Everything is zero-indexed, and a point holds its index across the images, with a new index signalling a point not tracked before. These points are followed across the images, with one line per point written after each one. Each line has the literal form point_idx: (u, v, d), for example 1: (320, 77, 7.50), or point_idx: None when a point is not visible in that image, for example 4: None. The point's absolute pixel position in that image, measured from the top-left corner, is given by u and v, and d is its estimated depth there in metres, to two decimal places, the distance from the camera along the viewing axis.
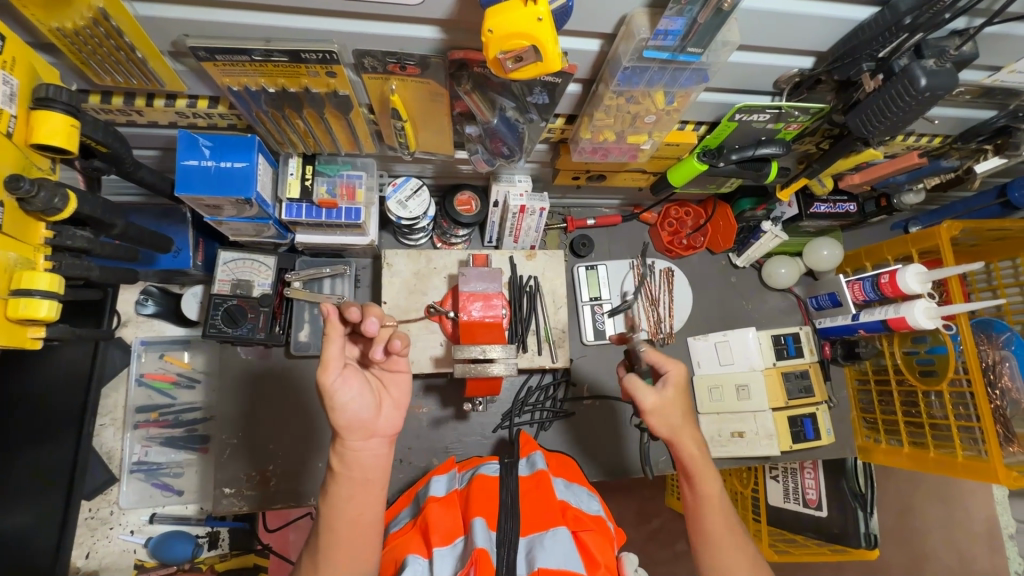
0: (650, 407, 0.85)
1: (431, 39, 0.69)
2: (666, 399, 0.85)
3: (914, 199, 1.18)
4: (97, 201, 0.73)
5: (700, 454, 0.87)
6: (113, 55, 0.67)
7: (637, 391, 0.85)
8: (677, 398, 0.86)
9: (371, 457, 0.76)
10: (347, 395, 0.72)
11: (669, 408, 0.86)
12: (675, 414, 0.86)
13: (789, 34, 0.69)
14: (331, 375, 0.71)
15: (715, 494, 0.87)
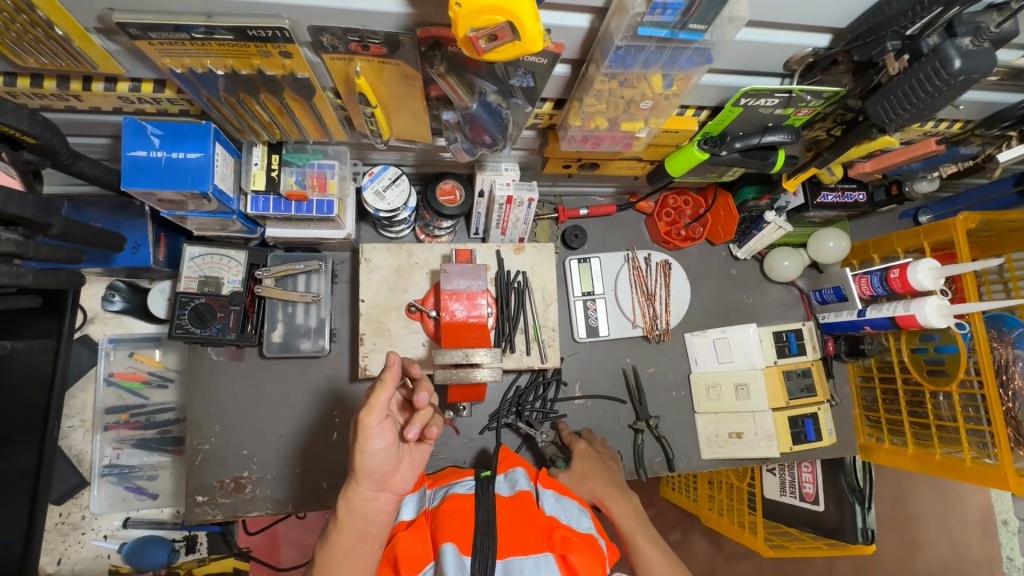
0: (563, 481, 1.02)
1: (397, 13, 0.60)
2: (577, 468, 1.03)
3: (927, 186, 1.10)
4: (27, 200, 0.66)
5: (626, 508, 0.96)
6: (31, 34, 0.59)
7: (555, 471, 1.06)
8: (586, 467, 1.03)
9: (376, 509, 0.70)
10: (375, 443, 0.68)
11: (583, 471, 1.02)
12: (590, 479, 1.01)
13: (806, 7, 0.60)
14: (374, 419, 0.67)
15: (646, 539, 0.90)
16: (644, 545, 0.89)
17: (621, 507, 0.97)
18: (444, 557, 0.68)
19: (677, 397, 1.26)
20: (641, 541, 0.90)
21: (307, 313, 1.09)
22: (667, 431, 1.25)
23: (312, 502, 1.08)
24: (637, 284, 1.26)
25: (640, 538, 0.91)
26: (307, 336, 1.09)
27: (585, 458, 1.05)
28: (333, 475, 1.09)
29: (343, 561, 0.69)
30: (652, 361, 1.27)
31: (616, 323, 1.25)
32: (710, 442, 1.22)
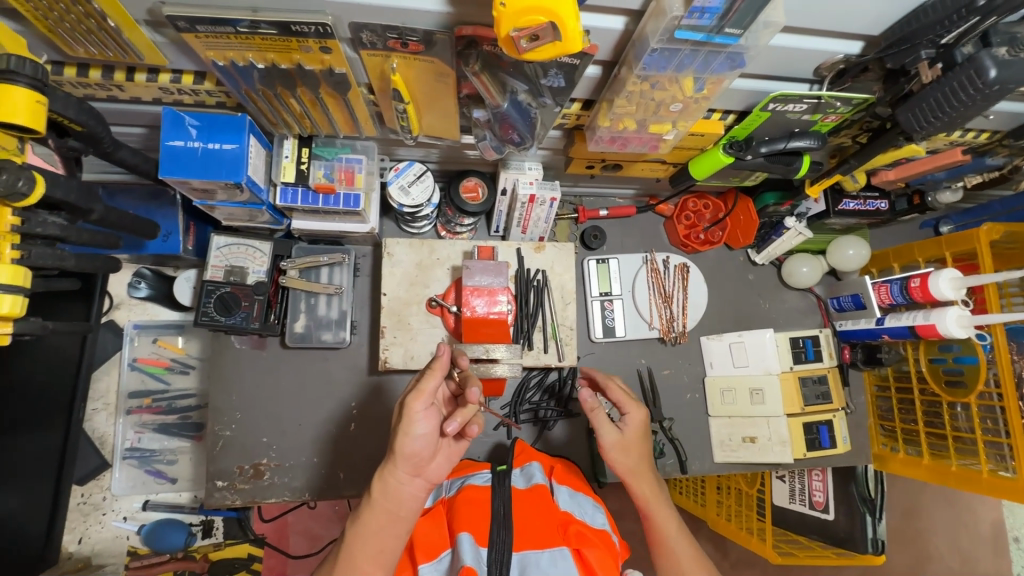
0: (606, 442, 0.93)
1: (436, 12, 0.62)
2: (626, 437, 0.94)
3: (950, 197, 1.09)
4: (72, 185, 0.68)
5: (654, 493, 0.92)
6: (83, 24, 0.61)
7: (601, 425, 0.94)
8: (635, 441, 0.94)
9: (408, 494, 0.73)
10: (416, 428, 0.70)
11: (631, 448, 0.93)
12: (633, 456, 0.93)
13: (841, 14, 0.61)
14: (419, 406, 0.70)
15: (676, 531, 0.89)
16: (675, 538, 0.88)
17: (647, 492, 0.92)
18: (460, 545, 0.69)
19: (691, 399, 1.27)
20: (666, 532, 0.88)
21: (329, 304, 1.11)
22: (681, 433, 1.25)
23: (329, 491, 1.10)
24: (654, 286, 1.26)
25: (671, 532, 0.89)
26: (328, 327, 1.11)
27: (636, 427, 0.95)
28: (350, 465, 1.11)
29: (372, 539, 0.71)
30: (667, 363, 1.27)
31: (632, 324, 1.26)
32: (723, 446, 1.22)
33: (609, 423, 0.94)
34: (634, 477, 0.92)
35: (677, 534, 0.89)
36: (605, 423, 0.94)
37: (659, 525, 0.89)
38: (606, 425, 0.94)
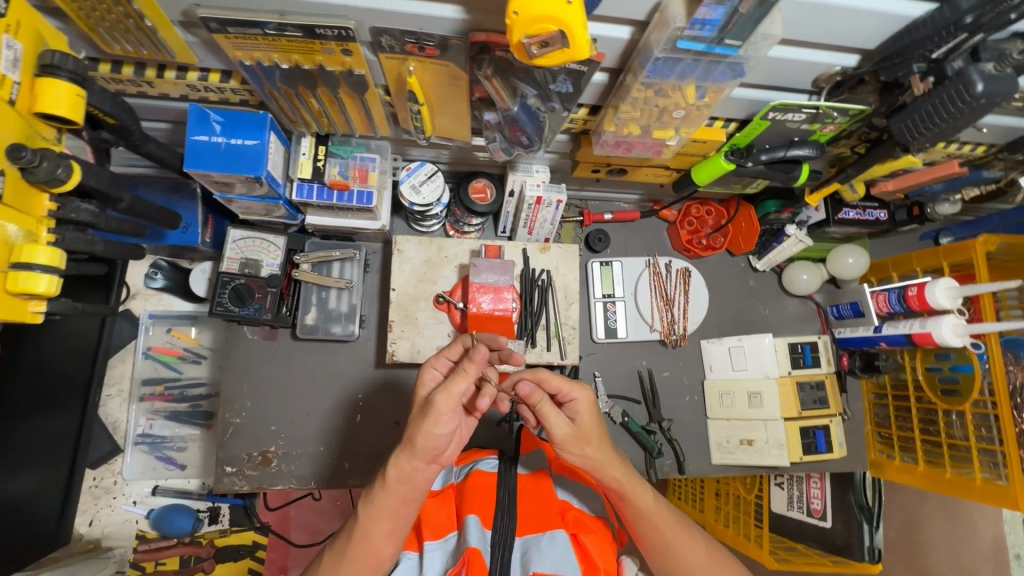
0: (560, 439, 0.78)
1: (452, 18, 0.65)
2: (581, 430, 0.78)
3: (949, 208, 1.12)
4: (104, 175, 0.72)
5: (623, 474, 0.80)
6: (121, 23, 0.65)
7: (551, 422, 0.77)
8: (593, 428, 0.78)
9: (423, 478, 0.73)
10: (439, 425, 0.70)
11: (587, 438, 0.78)
12: (592, 445, 0.79)
13: (836, 28, 0.64)
14: (445, 403, 0.69)
15: (654, 506, 0.81)
16: (657, 518, 0.80)
17: (617, 475, 0.80)
18: (467, 526, 0.73)
19: (690, 402, 1.29)
20: (644, 510, 0.80)
21: (339, 298, 1.14)
22: (679, 434, 1.28)
23: (334, 480, 1.12)
24: (656, 289, 1.29)
25: (651, 509, 0.80)
26: (338, 320, 1.14)
27: (591, 414, 0.78)
28: (354, 455, 1.14)
29: (378, 523, 0.73)
30: (667, 364, 1.30)
31: (634, 326, 1.28)
32: (720, 448, 1.25)
33: (559, 416, 0.77)
34: (598, 464, 0.79)
35: (658, 510, 0.81)
36: (555, 416, 0.77)
37: (638, 505, 0.80)
38: (557, 418, 0.77)
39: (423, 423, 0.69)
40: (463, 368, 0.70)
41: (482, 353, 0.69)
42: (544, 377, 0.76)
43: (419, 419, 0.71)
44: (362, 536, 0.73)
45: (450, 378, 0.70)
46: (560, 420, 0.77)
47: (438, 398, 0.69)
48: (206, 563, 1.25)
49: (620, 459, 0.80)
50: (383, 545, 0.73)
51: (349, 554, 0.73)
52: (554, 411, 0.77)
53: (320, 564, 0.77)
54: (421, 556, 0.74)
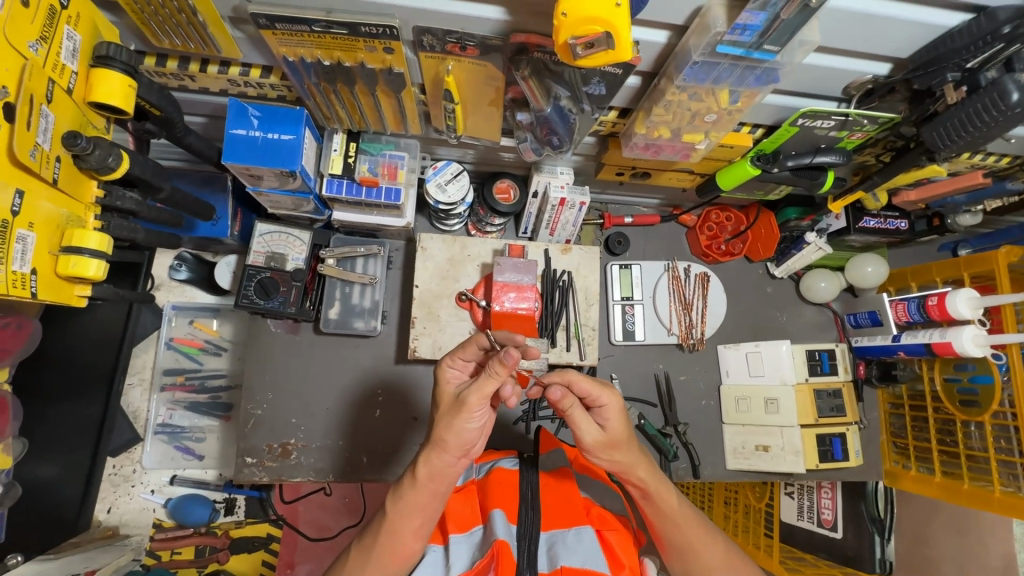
0: (589, 443, 0.76)
1: (494, 19, 0.67)
2: (610, 436, 0.75)
3: (970, 219, 1.13)
4: (147, 163, 0.75)
5: (648, 476, 0.79)
6: (174, 17, 0.67)
7: (580, 427, 0.74)
8: (623, 433, 0.76)
9: (453, 473, 0.72)
10: (471, 422, 0.69)
11: (615, 445, 0.76)
12: (619, 449, 0.76)
13: (872, 36, 0.65)
14: (477, 402, 0.67)
15: (676, 508, 0.80)
16: (678, 521, 0.80)
17: (642, 477, 0.78)
18: (493, 520, 0.73)
19: (706, 406, 1.29)
20: (666, 510, 0.80)
21: (363, 294, 1.16)
22: (694, 438, 1.28)
23: (352, 474, 1.13)
24: (675, 293, 1.30)
25: (673, 510, 0.80)
26: (361, 316, 1.15)
27: (622, 418, 0.75)
28: (373, 450, 1.14)
29: (404, 515, 0.73)
30: (683, 368, 1.30)
31: (651, 329, 1.29)
32: (735, 454, 1.24)
33: (588, 421, 0.74)
34: (625, 466, 0.78)
35: (680, 513, 0.80)
36: (584, 422, 0.74)
37: (660, 506, 0.80)
38: (587, 423, 0.74)
39: (454, 420, 0.68)
40: (491, 367, 0.66)
41: (512, 355, 0.64)
42: (574, 382, 0.72)
43: (449, 416, 0.69)
44: (392, 532, 0.74)
45: (480, 377, 0.68)
46: (588, 426, 0.74)
47: (471, 397, 0.67)
48: (221, 553, 1.28)
49: (646, 461, 0.79)
50: (408, 539, 0.74)
51: (379, 549, 0.74)
52: (583, 417, 0.74)
53: (346, 559, 0.78)
54: (446, 549, 0.75)
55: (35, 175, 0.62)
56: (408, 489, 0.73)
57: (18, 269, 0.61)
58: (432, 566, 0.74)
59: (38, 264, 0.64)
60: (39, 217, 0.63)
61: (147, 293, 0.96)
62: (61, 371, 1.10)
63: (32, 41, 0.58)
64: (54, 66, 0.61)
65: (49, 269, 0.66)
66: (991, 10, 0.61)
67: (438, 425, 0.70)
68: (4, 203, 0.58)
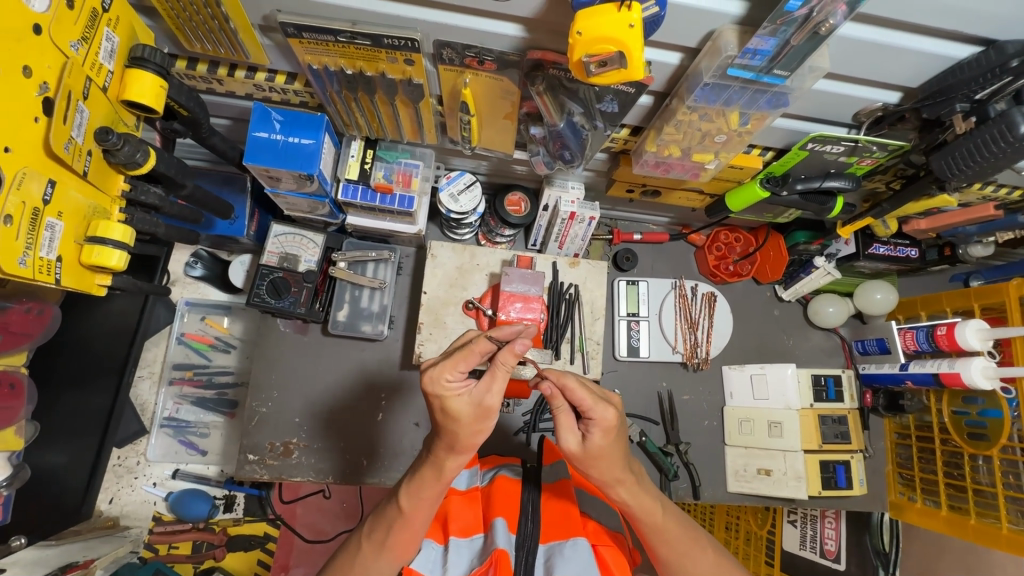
0: (568, 451, 0.74)
1: (512, 36, 0.69)
2: (591, 450, 0.73)
3: (981, 250, 1.12)
4: (172, 161, 0.78)
5: (630, 494, 0.77)
6: (207, 23, 0.70)
7: (561, 432, 0.73)
8: (605, 451, 0.73)
9: (452, 470, 0.72)
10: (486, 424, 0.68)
11: (595, 459, 0.73)
12: (601, 464, 0.74)
13: (881, 66, 0.66)
14: (499, 402, 0.67)
15: (661, 524, 0.79)
16: (663, 535, 0.80)
17: (624, 494, 0.77)
18: (495, 529, 0.74)
19: (709, 426, 1.28)
20: (651, 524, 0.79)
21: (372, 298, 1.17)
22: (695, 458, 1.27)
23: (353, 476, 1.14)
24: (681, 311, 1.30)
25: (657, 526, 0.79)
26: (369, 319, 1.17)
27: (607, 436, 0.72)
28: (373, 453, 1.15)
29: (396, 511, 0.75)
30: (687, 388, 1.30)
31: (656, 346, 1.29)
32: (737, 476, 1.23)
33: (571, 429, 0.73)
34: (607, 481, 0.76)
35: (665, 528, 0.80)
36: (567, 429, 0.73)
37: (645, 521, 0.79)
38: (569, 431, 0.73)
39: (482, 425, 0.67)
40: (505, 362, 0.65)
41: (525, 343, 0.65)
42: (569, 387, 0.71)
43: (474, 422, 0.67)
44: (387, 525, 0.75)
45: (496, 377, 0.66)
46: (570, 433, 0.73)
47: (496, 399, 0.66)
48: (218, 550, 1.29)
49: (631, 481, 0.77)
50: (416, 532, 0.75)
51: (393, 539, 0.75)
52: (568, 422, 0.73)
53: (357, 544, 0.78)
54: (446, 550, 0.75)
55: (67, 167, 0.65)
56: (431, 486, 0.73)
57: (45, 255, 0.63)
58: (430, 563, 0.74)
59: (64, 252, 0.66)
60: (69, 206, 0.66)
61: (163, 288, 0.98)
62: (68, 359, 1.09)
63: (74, 40, 0.61)
64: (92, 65, 0.64)
65: (74, 256, 0.68)
66: (1000, 44, 0.62)
67: (463, 433, 0.67)
68: (37, 191, 0.61)
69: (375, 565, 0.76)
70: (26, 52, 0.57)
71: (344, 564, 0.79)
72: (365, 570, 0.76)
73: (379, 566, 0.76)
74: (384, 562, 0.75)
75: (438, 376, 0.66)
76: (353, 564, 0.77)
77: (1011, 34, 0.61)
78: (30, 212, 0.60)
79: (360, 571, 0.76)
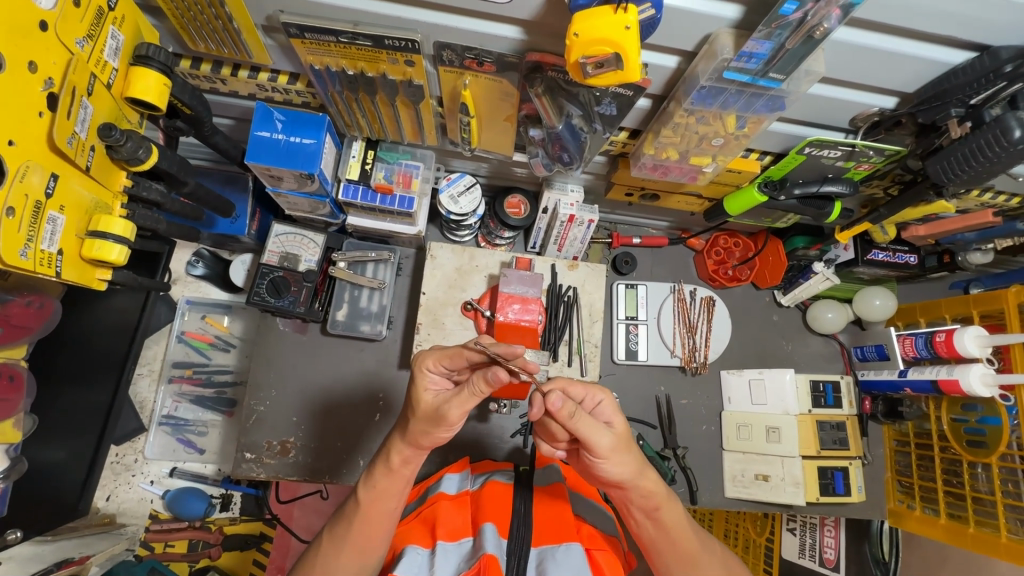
0: (606, 450, 0.71)
1: (511, 38, 0.70)
2: (620, 439, 0.73)
3: (981, 257, 1.11)
4: (174, 160, 0.79)
5: (658, 488, 0.76)
6: (211, 23, 0.72)
7: (593, 432, 0.70)
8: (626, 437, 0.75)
9: None
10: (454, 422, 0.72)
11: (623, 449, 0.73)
12: (628, 455, 0.73)
13: (875, 71, 0.67)
14: (457, 416, 0.71)
15: (681, 521, 0.77)
16: (684, 534, 0.77)
17: (653, 488, 0.75)
18: (484, 534, 0.73)
19: (707, 431, 1.28)
20: (669, 523, 0.77)
21: (371, 298, 1.18)
22: (693, 462, 1.26)
23: (346, 475, 1.13)
24: (680, 315, 1.31)
25: (678, 523, 0.77)
26: (367, 319, 1.17)
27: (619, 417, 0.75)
28: (369, 454, 1.15)
29: (380, 506, 0.75)
30: (686, 392, 1.29)
31: (655, 349, 1.29)
32: (734, 481, 1.22)
33: (599, 426, 0.71)
34: (637, 477, 0.74)
35: (684, 528, 0.77)
36: (597, 426, 0.71)
37: (667, 519, 0.76)
38: (597, 430, 0.70)
39: (433, 430, 0.72)
40: (476, 386, 0.68)
41: (499, 373, 0.66)
42: (568, 386, 0.75)
43: (437, 421, 0.72)
44: (364, 521, 0.75)
45: (462, 392, 0.70)
46: (599, 434, 0.70)
47: (453, 412, 0.70)
48: (213, 549, 1.30)
49: (652, 481, 0.75)
50: (381, 528, 0.76)
51: (352, 535, 0.75)
52: (592, 423, 0.70)
53: (317, 547, 0.78)
54: (433, 553, 0.72)
55: (70, 162, 0.66)
56: (383, 476, 0.76)
57: (46, 247, 0.64)
58: (415, 567, 0.71)
59: (65, 245, 0.67)
60: (70, 199, 0.66)
61: (163, 284, 1.00)
62: (58, 355, 1.08)
63: (80, 37, 0.62)
64: (97, 62, 0.66)
65: (74, 250, 0.69)
66: (994, 49, 0.63)
67: (414, 430, 0.73)
68: (40, 185, 0.62)
69: (336, 564, 0.75)
70: (32, 48, 0.58)
71: (307, 565, 0.78)
72: (325, 570, 0.75)
73: (349, 566, 0.75)
74: (344, 560, 0.75)
75: (421, 368, 0.74)
76: (319, 563, 0.76)
77: (1005, 39, 0.62)
78: (32, 205, 0.61)
79: (321, 569, 0.75)
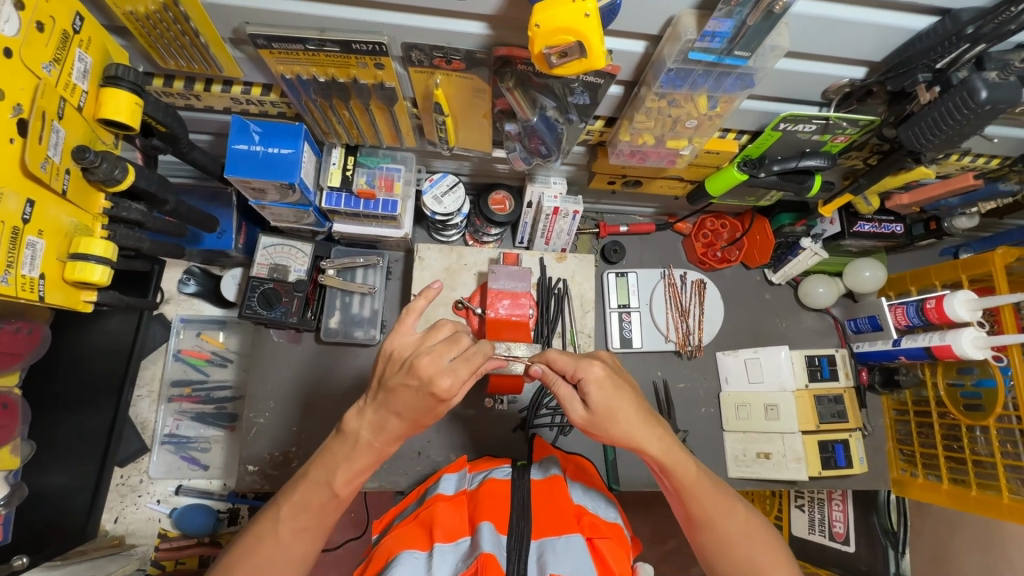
0: (582, 421, 0.78)
1: (478, 34, 0.71)
2: (596, 412, 0.76)
3: (966, 222, 1.12)
4: (153, 178, 0.80)
5: (663, 447, 0.78)
6: (179, 40, 0.72)
7: (567, 405, 0.78)
8: (607, 408, 0.75)
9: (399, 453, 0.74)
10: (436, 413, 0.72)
11: (602, 420, 0.76)
12: (617, 423, 0.76)
13: (839, 41, 0.67)
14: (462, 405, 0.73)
15: (696, 477, 0.80)
16: (697, 492, 0.80)
17: (656, 447, 0.78)
18: (481, 532, 0.72)
19: (706, 413, 1.29)
20: (685, 480, 0.79)
21: (362, 303, 1.19)
22: (694, 445, 1.26)
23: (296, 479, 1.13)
24: (671, 299, 1.31)
25: (691, 481, 0.79)
26: (360, 325, 1.18)
27: (603, 393, 0.75)
28: None
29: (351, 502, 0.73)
30: (682, 376, 1.30)
31: (648, 335, 1.30)
32: (737, 461, 1.23)
33: (575, 397, 0.78)
34: (632, 439, 0.77)
35: (700, 484, 0.80)
36: (570, 398, 0.78)
37: (680, 478, 0.79)
38: (570, 401, 0.77)
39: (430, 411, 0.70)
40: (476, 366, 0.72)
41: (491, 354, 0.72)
42: (550, 359, 0.79)
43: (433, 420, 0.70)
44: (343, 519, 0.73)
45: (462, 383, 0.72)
46: (571, 406, 0.78)
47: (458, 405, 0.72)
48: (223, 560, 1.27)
49: (658, 432, 0.79)
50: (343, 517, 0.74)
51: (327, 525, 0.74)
52: (569, 392, 0.78)
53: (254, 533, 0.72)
54: (430, 556, 0.71)
55: (45, 186, 0.66)
56: None
57: (27, 272, 0.65)
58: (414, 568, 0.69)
59: (47, 269, 0.68)
60: (48, 224, 0.67)
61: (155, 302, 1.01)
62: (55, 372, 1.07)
63: (47, 62, 0.63)
64: (66, 86, 0.66)
65: (57, 273, 0.70)
66: (955, 12, 0.63)
67: (406, 427, 0.71)
68: (17, 211, 0.62)
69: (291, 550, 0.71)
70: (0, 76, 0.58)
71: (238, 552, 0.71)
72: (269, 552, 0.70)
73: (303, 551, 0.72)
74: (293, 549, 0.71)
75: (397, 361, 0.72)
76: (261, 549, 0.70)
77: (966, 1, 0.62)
78: (10, 230, 0.62)
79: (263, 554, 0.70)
